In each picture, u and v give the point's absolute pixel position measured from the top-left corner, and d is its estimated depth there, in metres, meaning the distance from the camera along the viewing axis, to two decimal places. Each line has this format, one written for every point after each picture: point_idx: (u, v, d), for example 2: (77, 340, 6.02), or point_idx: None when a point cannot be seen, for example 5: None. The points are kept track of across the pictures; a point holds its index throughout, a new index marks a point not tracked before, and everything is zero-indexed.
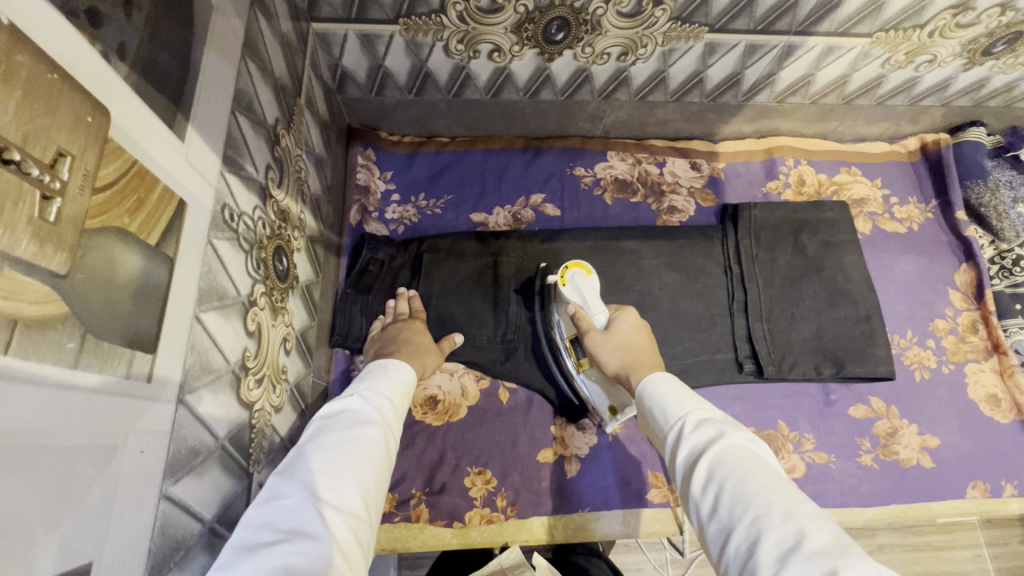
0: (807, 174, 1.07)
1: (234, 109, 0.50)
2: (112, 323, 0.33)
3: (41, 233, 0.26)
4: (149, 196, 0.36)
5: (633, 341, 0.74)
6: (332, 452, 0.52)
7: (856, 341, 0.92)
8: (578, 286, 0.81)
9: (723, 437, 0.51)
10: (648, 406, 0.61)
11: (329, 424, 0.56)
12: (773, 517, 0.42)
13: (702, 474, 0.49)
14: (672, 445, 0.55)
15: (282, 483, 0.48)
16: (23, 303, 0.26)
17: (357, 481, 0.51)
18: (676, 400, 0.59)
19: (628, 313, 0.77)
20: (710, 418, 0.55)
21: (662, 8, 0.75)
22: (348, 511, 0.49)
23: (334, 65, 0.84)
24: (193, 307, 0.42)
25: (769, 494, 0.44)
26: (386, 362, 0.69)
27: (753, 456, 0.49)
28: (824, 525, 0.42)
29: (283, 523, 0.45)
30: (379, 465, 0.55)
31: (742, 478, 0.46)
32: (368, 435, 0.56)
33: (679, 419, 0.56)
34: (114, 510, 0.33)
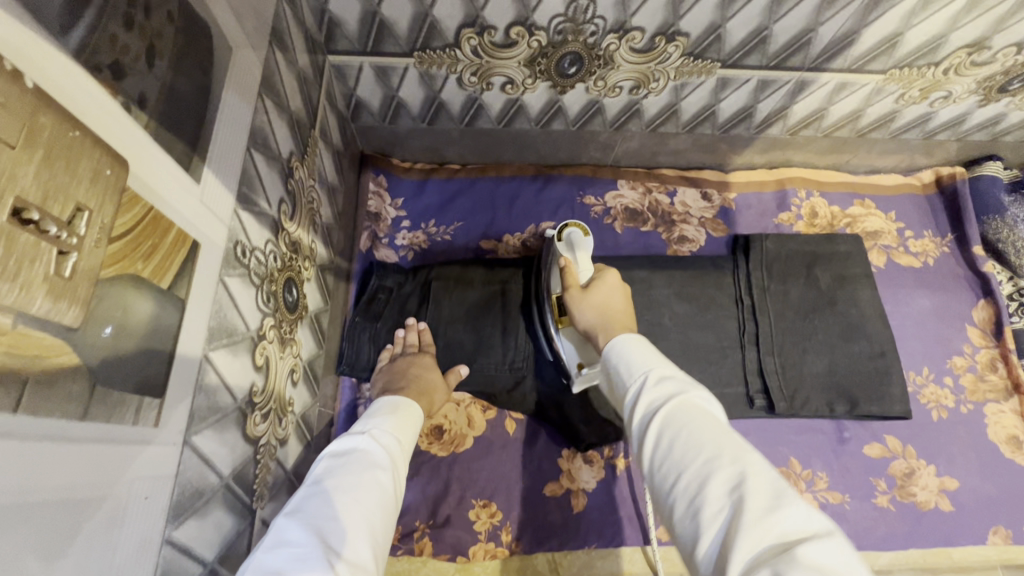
0: (819, 206, 1.06)
1: (250, 146, 0.51)
2: (120, 371, 0.32)
3: (55, 290, 0.26)
4: (163, 240, 0.37)
5: (611, 299, 0.70)
6: (343, 496, 0.51)
7: (870, 378, 0.90)
8: (572, 244, 0.80)
9: (681, 394, 0.47)
10: (609, 363, 0.57)
11: (337, 466, 0.55)
12: (720, 466, 0.40)
13: (654, 428, 0.46)
14: (628, 399, 0.51)
15: (293, 527, 0.47)
16: (32, 360, 0.26)
17: (367, 527, 0.50)
18: (640, 357, 0.54)
19: (610, 274, 0.74)
20: (670, 374, 0.51)
21: (675, 44, 0.76)
22: (359, 557, 0.47)
23: (349, 94, 0.85)
24: (203, 348, 0.42)
25: (720, 446, 0.42)
26: (394, 401, 0.70)
27: (707, 411, 0.46)
28: (771, 474, 0.40)
29: (295, 568, 0.43)
30: (387, 511, 0.54)
31: (692, 432, 0.44)
32: (378, 478, 0.55)
33: (638, 376, 0.52)
34: (114, 562, 0.33)
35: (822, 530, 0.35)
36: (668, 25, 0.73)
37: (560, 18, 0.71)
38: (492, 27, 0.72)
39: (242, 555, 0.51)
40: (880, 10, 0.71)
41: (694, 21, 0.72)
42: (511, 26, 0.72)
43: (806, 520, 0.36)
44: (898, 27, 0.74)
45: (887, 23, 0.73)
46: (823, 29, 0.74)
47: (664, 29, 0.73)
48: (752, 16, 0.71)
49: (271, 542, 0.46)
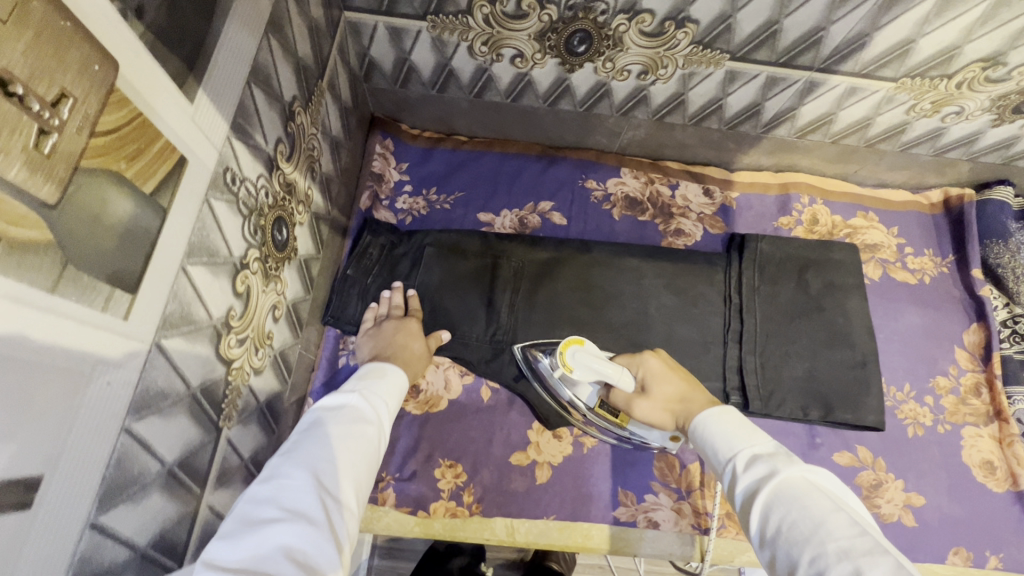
0: (821, 214, 1.06)
1: (250, 81, 0.53)
2: (93, 258, 0.35)
3: (34, 162, 0.29)
4: (150, 148, 0.39)
5: (673, 389, 0.72)
6: (334, 445, 0.54)
7: (849, 386, 0.90)
8: (585, 363, 0.73)
9: (775, 474, 0.52)
10: (700, 441, 0.63)
11: (330, 417, 0.58)
12: (829, 555, 0.44)
13: (757, 514, 0.51)
14: (728, 480, 0.57)
15: (284, 466, 0.51)
16: (8, 223, 0.28)
17: (354, 475, 0.54)
18: (727, 434, 0.60)
19: (653, 359, 0.75)
20: (761, 454, 0.56)
21: (684, 31, 0.76)
22: (345, 501, 0.51)
23: (363, 54, 0.87)
24: (180, 259, 0.45)
25: (823, 531, 0.46)
26: (383, 365, 0.71)
27: (810, 489, 0.50)
28: (883, 558, 0.43)
29: (287, 503, 0.48)
30: (371, 462, 0.58)
31: (795, 517, 0.48)
32: (367, 433, 0.58)
33: (730, 458, 0.57)
34: (72, 433, 0.35)
35: None
36: (678, 10, 0.73)
37: None
38: None
39: (204, 466, 0.54)
40: (892, 14, 0.71)
41: (704, 8, 0.72)
42: None
43: None
44: (910, 34, 0.73)
45: (900, 28, 0.73)
46: (834, 29, 0.74)
47: (674, 14, 0.74)
48: (763, 8, 0.72)
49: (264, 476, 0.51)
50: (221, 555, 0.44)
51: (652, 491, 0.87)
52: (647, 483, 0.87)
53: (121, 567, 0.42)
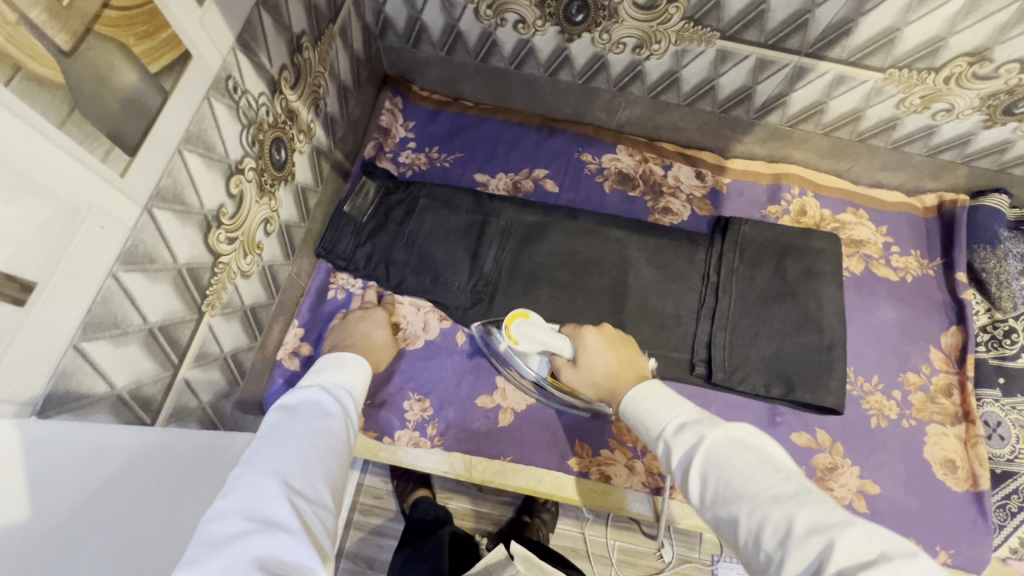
0: (810, 207, 1.08)
1: (259, 4, 0.60)
2: (98, 112, 0.42)
3: (54, 11, 0.36)
4: (158, 33, 0.46)
5: (603, 364, 0.75)
6: (300, 447, 0.57)
7: (813, 369, 0.92)
8: (530, 334, 0.79)
9: (704, 440, 0.56)
10: (632, 419, 0.66)
11: (292, 424, 0.61)
12: (763, 505, 0.49)
13: (696, 481, 0.55)
14: (662, 452, 0.60)
15: (251, 478, 0.52)
16: (29, 57, 0.35)
17: (323, 473, 0.57)
18: (654, 411, 0.63)
19: (589, 334, 0.77)
20: (688, 420, 0.60)
21: (676, 5, 0.80)
22: (316, 498, 0.54)
23: (378, 10, 0.94)
24: (177, 142, 0.51)
25: (754, 485, 0.51)
26: (341, 359, 0.77)
27: (735, 446, 0.55)
28: (808, 498, 0.48)
29: (259, 512, 0.49)
30: (341, 456, 0.61)
31: (728, 477, 0.52)
32: (330, 430, 0.62)
33: (662, 431, 0.61)
34: (67, 257, 0.42)
35: (877, 550, 0.43)
36: None
37: None
38: None
39: (185, 341, 0.60)
40: None
41: None
42: None
43: (860, 540, 0.44)
44: (895, 22, 0.76)
45: (883, 15, 0.75)
46: (820, 11, 0.77)
47: None
48: None
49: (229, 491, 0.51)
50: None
51: (608, 446, 0.90)
52: (604, 439, 0.90)
53: (98, 397, 0.49)
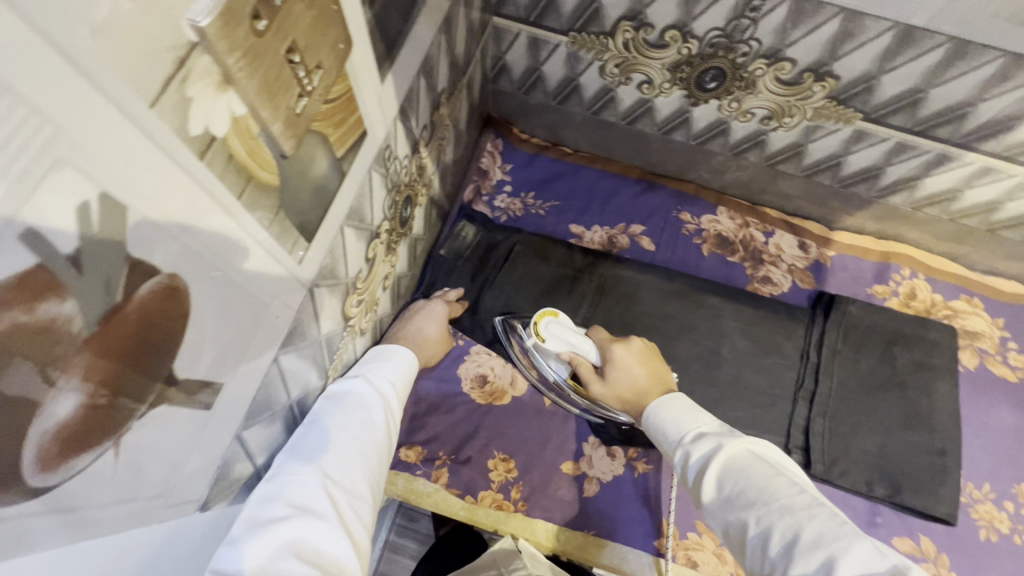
0: (920, 290, 1.02)
1: (420, 71, 0.59)
2: (296, 207, 0.40)
3: (288, 120, 0.34)
4: (350, 117, 0.44)
5: (629, 377, 0.73)
6: (341, 434, 0.52)
7: (922, 473, 0.88)
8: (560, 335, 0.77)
9: (721, 449, 0.53)
10: (650, 425, 0.63)
11: (336, 403, 0.55)
12: (773, 514, 0.47)
13: (708, 485, 0.52)
14: (678, 460, 0.58)
15: (292, 462, 0.48)
16: (260, 167, 0.33)
17: (365, 465, 0.52)
18: (673, 419, 0.60)
19: (618, 350, 0.74)
20: (706, 430, 0.58)
21: (822, 85, 0.76)
22: (356, 489, 0.50)
23: (498, 57, 0.92)
24: (342, 220, 0.50)
25: (768, 495, 0.49)
26: (389, 346, 0.66)
27: (753, 459, 0.52)
28: (822, 513, 0.46)
29: (298, 499, 0.46)
30: (383, 444, 0.56)
31: (743, 486, 0.50)
32: (377, 418, 0.56)
33: (677, 439, 0.59)
34: (249, 351, 0.40)
35: (887, 566, 0.41)
36: (821, 64, 0.73)
37: (717, 32, 0.74)
38: (650, 25, 0.76)
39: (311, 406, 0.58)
40: None
41: (849, 66, 0.72)
42: (668, 29, 0.76)
43: (868, 558, 0.42)
44: None
45: None
46: (983, 106, 0.72)
47: (816, 67, 0.74)
48: (911, 75, 0.71)
49: (271, 471, 0.48)
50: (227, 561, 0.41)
51: (697, 530, 0.85)
52: (693, 522, 0.85)
53: (242, 478, 0.47)
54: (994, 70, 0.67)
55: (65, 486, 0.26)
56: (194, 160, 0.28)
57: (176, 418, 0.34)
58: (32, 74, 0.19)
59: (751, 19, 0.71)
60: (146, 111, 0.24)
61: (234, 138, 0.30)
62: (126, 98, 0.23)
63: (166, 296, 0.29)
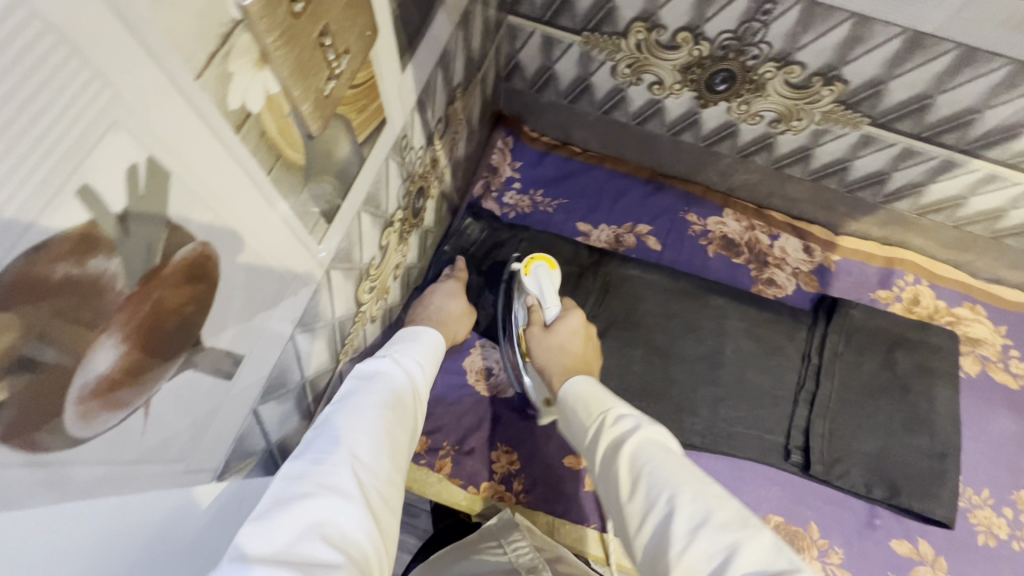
0: (923, 296, 1.03)
1: (438, 63, 0.60)
2: (319, 189, 0.42)
3: (317, 101, 0.35)
4: (372, 104, 0.46)
5: (568, 343, 0.79)
6: (369, 414, 0.52)
7: (921, 476, 0.88)
8: (540, 278, 0.88)
9: (640, 430, 0.56)
10: (574, 402, 0.65)
11: (363, 386, 0.57)
12: (684, 493, 0.49)
13: (621, 465, 0.54)
14: (594, 437, 0.60)
15: (320, 439, 0.49)
16: (288, 145, 0.35)
17: (391, 447, 0.52)
18: (598, 400, 0.63)
19: (573, 315, 0.81)
20: (628, 412, 0.60)
21: (830, 89, 0.77)
22: (383, 471, 0.50)
23: (512, 56, 0.94)
24: (359, 205, 0.51)
25: (680, 476, 0.51)
26: (417, 330, 0.72)
27: (665, 447, 0.55)
28: (727, 502, 0.49)
29: (325, 476, 0.46)
30: (408, 427, 0.57)
31: (654, 466, 0.52)
32: (401, 401, 0.57)
33: (599, 416, 0.61)
34: (268, 327, 0.42)
35: (781, 557, 0.44)
36: (830, 68, 0.74)
37: (729, 34, 0.75)
38: (662, 27, 0.78)
39: (322, 388, 0.60)
40: None
41: (858, 71, 0.73)
42: (680, 31, 0.77)
43: (763, 548, 0.45)
44: None
45: None
46: (989, 113, 0.73)
47: (825, 71, 0.75)
48: (918, 81, 0.72)
49: (299, 449, 0.48)
50: (255, 535, 0.41)
51: None
52: None
53: (255, 453, 0.49)
54: (1000, 77, 0.68)
55: (103, 438, 0.28)
56: (231, 133, 0.29)
57: (200, 386, 0.35)
58: (95, 39, 0.20)
59: (762, 22, 0.72)
60: (191, 81, 0.25)
61: (267, 115, 0.32)
62: (177, 69, 0.24)
63: (199, 264, 0.30)
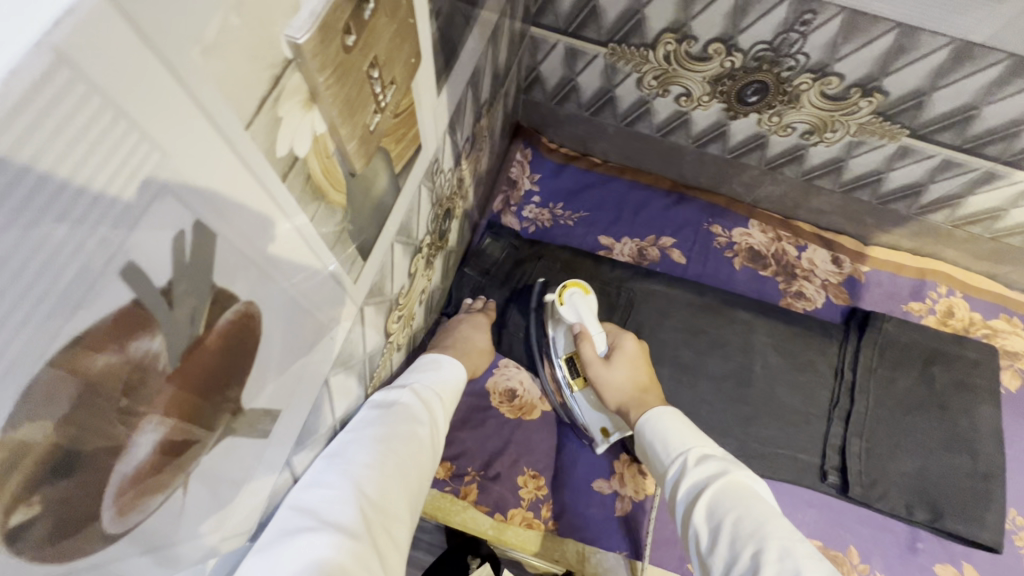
0: (958, 308, 0.99)
1: (469, 82, 0.57)
2: (358, 227, 0.39)
3: (362, 137, 0.32)
4: (410, 132, 0.43)
5: (632, 375, 0.76)
6: (382, 448, 0.49)
7: (964, 497, 0.85)
8: (576, 306, 0.78)
9: (726, 474, 0.54)
10: (648, 437, 0.63)
11: (380, 413, 0.53)
12: (770, 547, 0.47)
13: (702, 512, 0.52)
14: (673, 476, 0.58)
15: (329, 470, 0.46)
16: (332, 187, 0.32)
17: (400, 486, 0.49)
18: (679, 433, 0.61)
19: (630, 342, 0.78)
20: (711, 454, 0.58)
21: (869, 100, 0.74)
22: (388, 513, 0.46)
23: (533, 68, 0.91)
24: (393, 235, 0.48)
25: (766, 529, 0.48)
26: (440, 357, 0.66)
27: (752, 493, 0.53)
28: (820, 562, 0.46)
29: (327, 513, 0.42)
30: (423, 465, 0.53)
31: (739, 514, 0.50)
32: (419, 434, 0.54)
33: (680, 453, 0.59)
34: (306, 374, 0.39)
35: None
36: (870, 80, 0.71)
37: (764, 45, 0.72)
38: (694, 38, 0.75)
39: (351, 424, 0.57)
40: None
41: (900, 82, 0.70)
42: (712, 42, 0.74)
43: None
44: None
45: None
46: None
47: (865, 82, 0.72)
48: (964, 92, 0.69)
49: (305, 477, 0.45)
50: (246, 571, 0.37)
51: None
52: None
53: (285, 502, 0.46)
54: None
55: (139, 529, 0.25)
56: (278, 182, 0.26)
57: (238, 450, 0.32)
58: (147, 101, 0.17)
59: (800, 33, 0.69)
60: (241, 131, 0.22)
61: (313, 157, 0.29)
62: (229, 122, 0.21)
63: (243, 326, 0.27)
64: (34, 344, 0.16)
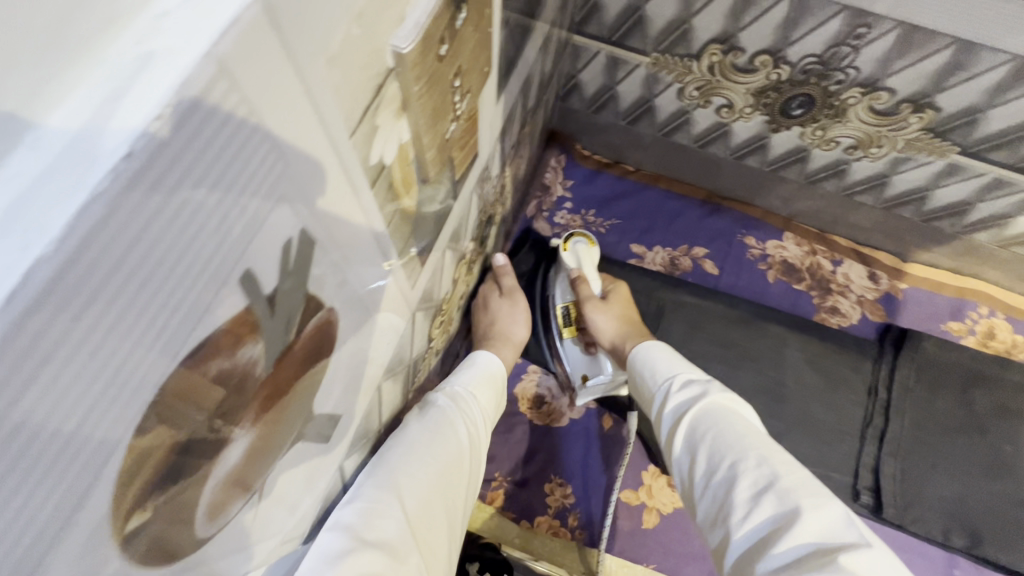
0: (999, 329, 0.97)
1: (520, 89, 0.57)
2: (422, 234, 0.39)
3: (437, 145, 0.32)
4: (472, 139, 0.43)
5: (621, 311, 0.79)
6: (426, 460, 0.48)
7: (1004, 524, 0.83)
8: (579, 253, 0.85)
9: (706, 397, 0.54)
10: (633, 362, 0.63)
11: (422, 422, 0.52)
12: (751, 461, 0.47)
13: (685, 431, 0.53)
14: (658, 399, 0.58)
15: (374, 482, 0.45)
16: (407, 194, 0.32)
17: (440, 501, 0.48)
18: (665, 359, 0.60)
19: (619, 286, 0.83)
20: (694, 378, 0.58)
21: (919, 116, 0.73)
22: (429, 527, 0.46)
23: (572, 75, 0.91)
24: (446, 241, 0.48)
25: (745, 441, 0.48)
26: (477, 359, 0.65)
27: (733, 412, 0.52)
28: (799, 469, 0.46)
29: (375, 528, 0.42)
30: (461, 477, 0.52)
31: (719, 432, 0.50)
32: (458, 445, 0.53)
33: (666, 378, 0.58)
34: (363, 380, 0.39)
35: (849, 535, 0.41)
36: (923, 95, 0.70)
37: (813, 58, 0.71)
38: (741, 50, 0.74)
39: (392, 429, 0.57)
40: None
41: (954, 99, 0.69)
42: (759, 54, 0.73)
43: (831, 525, 0.42)
44: None
45: None
46: None
47: (917, 98, 0.71)
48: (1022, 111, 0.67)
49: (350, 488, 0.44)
50: None
51: None
52: None
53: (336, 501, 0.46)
54: None
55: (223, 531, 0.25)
56: (366, 190, 0.26)
57: (305, 456, 0.33)
58: (282, 111, 0.17)
59: (853, 47, 0.68)
60: (347, 140, 0.22)
61: (396, 165, 0.29)
62: (338, 130, 0.21)
63: (324, 334, 0.28)
64: (163, 358, 0.16)
